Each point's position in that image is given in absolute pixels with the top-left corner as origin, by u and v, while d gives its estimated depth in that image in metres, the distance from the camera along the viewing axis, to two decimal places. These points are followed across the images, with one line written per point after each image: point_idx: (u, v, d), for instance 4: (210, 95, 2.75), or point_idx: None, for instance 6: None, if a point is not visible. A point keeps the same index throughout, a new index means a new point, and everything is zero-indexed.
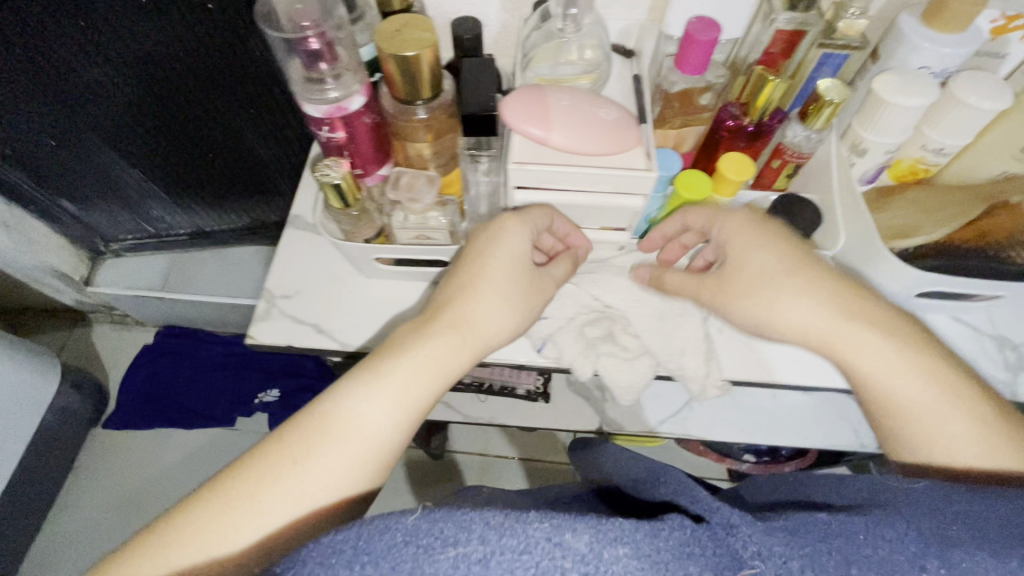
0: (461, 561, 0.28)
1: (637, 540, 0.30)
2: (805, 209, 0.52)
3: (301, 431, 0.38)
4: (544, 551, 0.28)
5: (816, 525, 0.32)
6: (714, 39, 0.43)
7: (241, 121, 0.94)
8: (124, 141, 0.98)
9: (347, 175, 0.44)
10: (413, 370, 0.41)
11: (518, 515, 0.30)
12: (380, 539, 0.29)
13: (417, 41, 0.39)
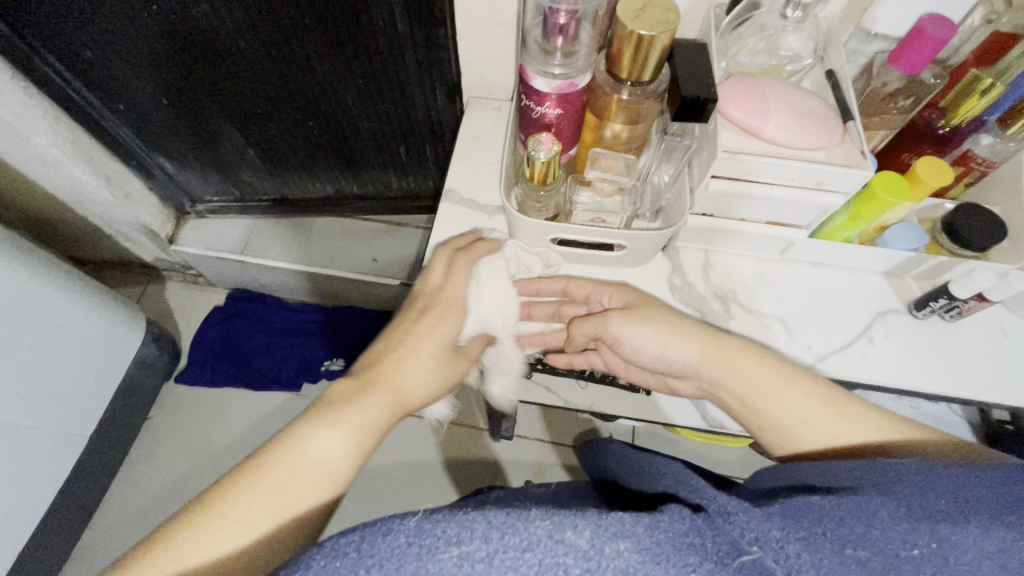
0: (464, 560, 0.28)
1: (637, 534, 0.30)
2: (996, 220, 0.50)
3: (259, 478, 0.37)
4: (545, 549, 0.28)
5: (810, 507, 0.31)
6: (946, 37, 0.43)
7: (351, 90, 0.93)
8: (234, 101, 0.98)
9: (553, 154, 0.44)
10: (363, 414, 0.42)
11: (519, 515, 0.30)
12: (380, 543, 0.29)
13: (662, 23, 0.39)
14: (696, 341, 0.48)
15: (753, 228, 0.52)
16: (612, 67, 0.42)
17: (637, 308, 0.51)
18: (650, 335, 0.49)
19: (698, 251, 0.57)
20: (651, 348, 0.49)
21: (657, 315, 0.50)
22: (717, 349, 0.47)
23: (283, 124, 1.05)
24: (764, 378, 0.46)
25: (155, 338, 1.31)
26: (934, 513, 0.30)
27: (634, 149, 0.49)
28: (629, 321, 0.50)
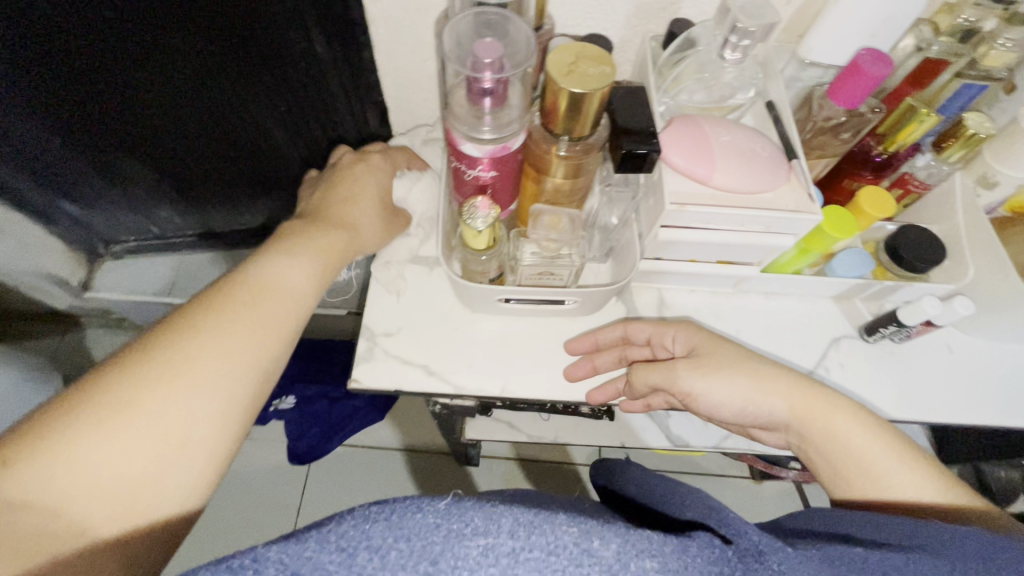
0: (490, 552, 0.25)
1: (664, 554, 0.27)
2: (934, 244, 0.51)
3: (93, 411, 0.32)
4: (571, 557, 0.25)
5: (852, 557, 0.30)
6: (883, 74, 0.41)
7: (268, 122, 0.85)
8: (136, 138, 0.88)
9: (491, 219, 0.40)
10: (229, 334, 0.37)
11: (550, 514, 0.27)
12: (409, 518, 0.26)
13: (598, 77, 0.35)
14: (782, 397, 0.44)
15: (704, 268, 0.50)
16: (547, 121, 0.39)
17: (710, 359, 0.46)
18: (730, 389, 0.44)
19: (651, 290, 0.55)
20: (729, 401, 0.45)
21: (723, 361, 0.45)
22: (810, 404, 0.43)
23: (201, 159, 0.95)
24: (850, 439, 0.42)
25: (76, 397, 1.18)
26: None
27: (576, 200, 0.46)
28: (706, 372, 0.45)
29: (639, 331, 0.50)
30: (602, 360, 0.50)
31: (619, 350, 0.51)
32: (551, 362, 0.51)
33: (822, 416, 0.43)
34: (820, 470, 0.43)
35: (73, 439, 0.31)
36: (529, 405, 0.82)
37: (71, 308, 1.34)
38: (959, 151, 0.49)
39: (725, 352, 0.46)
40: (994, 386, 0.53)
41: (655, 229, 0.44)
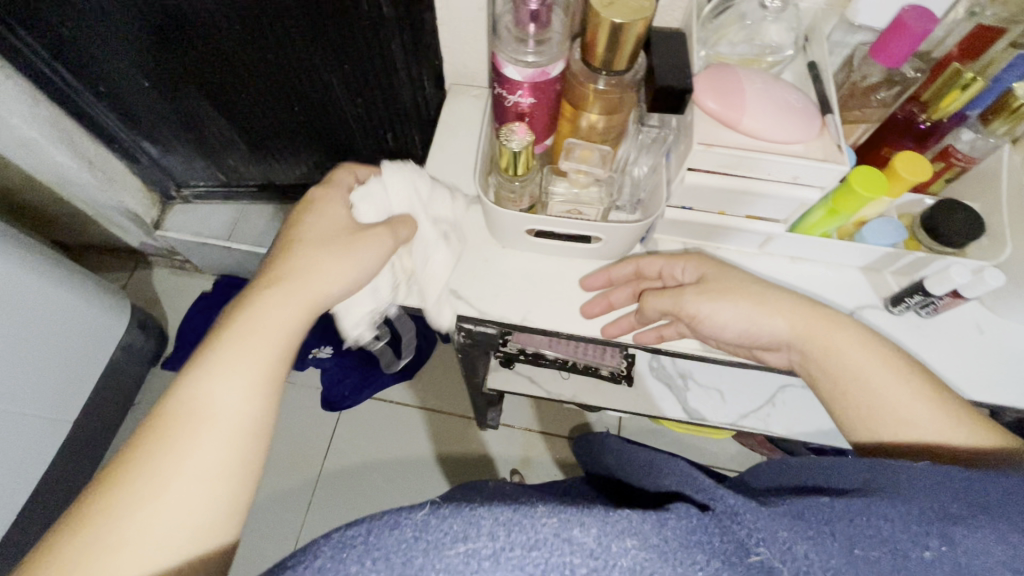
0: (472, 556, 0.29)
1: (644, 532, 0.30)
2: (972, 216, 0.50)
3: (181, 421, 0.36)
4: (553, 547, 0.29)
5: (818, 509, 0.32)
6: (928, 30, 0.42)
7: (332, 77, 0.92)
8: (215, 86, 0.96)
9: (526, 144, 0.43)
10: (275, 334, 0.41)
11: (526, 510, 0.30)
12: (389, 536, 0.30)
13: (636, 10, 0.38)
14: (791, 323, 0.47)
15: (730, 221, 0.51)
16: (586, 55, 0.42)
17: (718, 280, 0.49)
18: (750, 315, 0.47)
19: (676, 244, 0.56)
20: (738, 322, 0.48)
21: (733, 285, 0.49)
22: (812, 325, 0.46)
23: (272, 109, 1.03)
24: (851, 359, 0.45)
25: (140, 323, 1.29)
26: (947, 516, 0.31)
27: (609, 140, 0.49)
28: (719, 296, 0.48)
29: (650, 267, 0.52)
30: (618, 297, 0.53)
31: (632, 285, 0.53)
32: (573, 301, 0.54)
33: (823, 335, 0.46)
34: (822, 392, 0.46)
35: (173, 449, 0.35)
36: (551, 362, 0.85)
37: (142, 245, 1.46)
38: (1006, 123, 0.48)
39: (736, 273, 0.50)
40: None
41: (683, 172, 0.46)
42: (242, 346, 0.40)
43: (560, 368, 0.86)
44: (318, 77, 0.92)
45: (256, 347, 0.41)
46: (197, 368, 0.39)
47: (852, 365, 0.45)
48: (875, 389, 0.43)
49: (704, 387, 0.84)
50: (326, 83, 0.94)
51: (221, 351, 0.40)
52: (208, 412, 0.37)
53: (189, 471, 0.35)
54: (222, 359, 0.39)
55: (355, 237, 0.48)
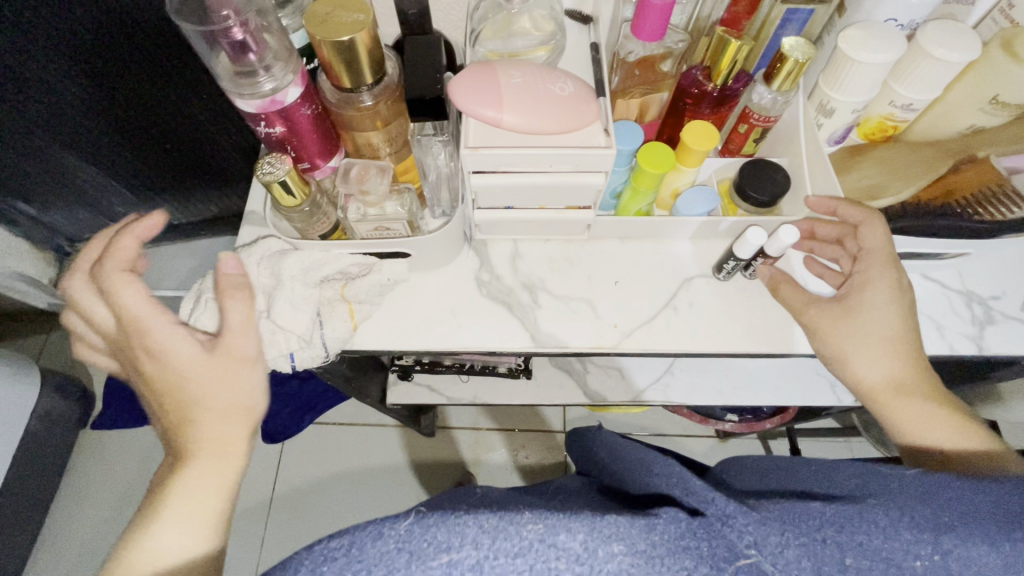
0: (453, 569, 0.25)
1: (632, 536, 0.26)
2: (778, 176, 0.51)
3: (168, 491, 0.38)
4: (536, 554, 0.25)
5: (811, 516, 0.28)
6: (668, 2, 0.41)
7: (195, 104, 0.84)
8: (83, 142, 0.85)
9: (291, 172, 0.42)
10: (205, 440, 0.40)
11: (512, 515, 0.26)
12: (369, 546, 0.25)
13: (350, 25, 0.37)
14: (899, 359, 0.45)
15: (548, 214, 0.51)
16: (329, 76, 0.40)
17: (864, 307, 0.46)
18: (850, 355, 0.46)
19: (506, 242, 0.56)
20: (834, 351, 0.47)
21: (848, 326, 0.46)
22: (860, 362, 0.46)
23: (141, 152, 0.92)
24: (901, 399, 0.44)
25: (57, 388, 1.22)
26: (938, 523, 0.27)
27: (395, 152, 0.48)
28: (834, 335, 0.46)
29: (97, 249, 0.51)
30: (805, 295, 0.49)
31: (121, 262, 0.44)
32: (402, 320, 0.52)
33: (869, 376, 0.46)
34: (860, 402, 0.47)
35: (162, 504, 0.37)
36: (450, 368, 0.86)
37: (50, 306, 1.38)
38: (785, 82, 0.48)
39: (879, 308, 0.46)
40: None
41: (467, 176, 0.45)
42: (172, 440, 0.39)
43: (460, 372, 0.88)
44: (174, 107, 0.83)
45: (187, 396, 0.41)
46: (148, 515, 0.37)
47: (890, 410, 0.45)
48: (907, 427, 0.44)
49: (605, 368, 0.84)
50: (187, 113, 0.86)
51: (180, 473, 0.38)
52: (149, 565, 0.34)
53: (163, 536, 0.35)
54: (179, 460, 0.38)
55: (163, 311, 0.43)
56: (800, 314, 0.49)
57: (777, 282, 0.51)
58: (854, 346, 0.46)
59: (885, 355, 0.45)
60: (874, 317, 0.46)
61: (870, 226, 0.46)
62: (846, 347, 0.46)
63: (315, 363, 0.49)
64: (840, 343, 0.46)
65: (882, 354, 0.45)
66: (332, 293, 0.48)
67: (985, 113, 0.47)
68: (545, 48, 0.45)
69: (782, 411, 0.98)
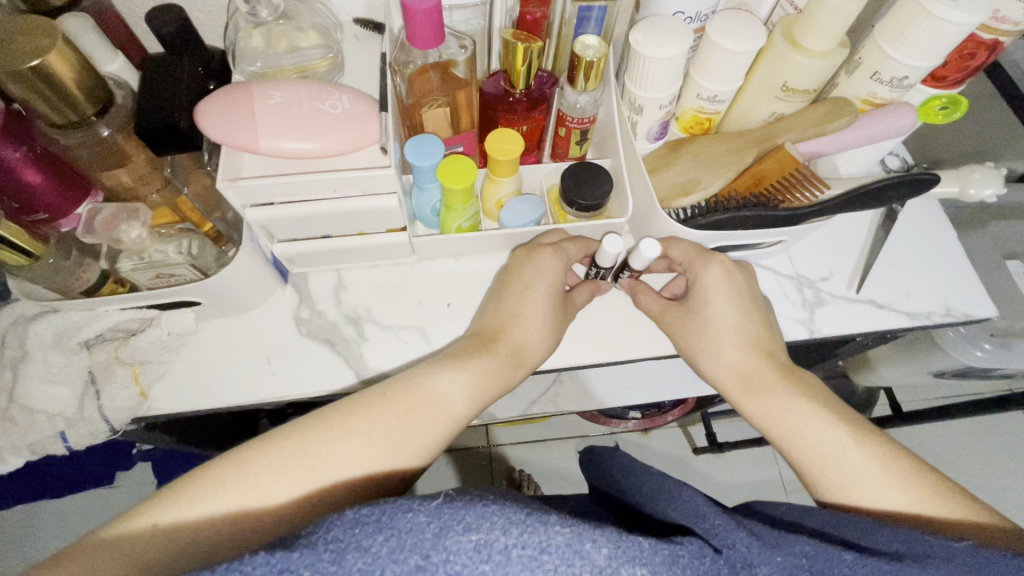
0: (483, 548, 0.25)
1: (654, 562, 0.26)
2: (600, 179, 0.49)
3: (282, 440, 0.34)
4: (562, 556, 0.25)
5: (838, 565, 0.28)
6: (432, 6, 0.38)
7: None
8: None
9: (8, 224, 0.35)
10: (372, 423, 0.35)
11: (541, 514, 0.26)
12: (402, 518, 0.25)
13: (32, 50, 0.31)
14: (752, 354, 0.44)
15: (360, 241, 0.46)
16: (34, 112, 0.34)
17: (704, 307, 0.46)
18: (705, 354, 0.46)
19: (327, 273, 0.51)
20: (688, 353, 0.47)
21: (698, 327, 0.46)
22: (772, 401, 0.42)
23: None
24: (807, 438, 0.40)
25: None
26: None
27: (159, 191, 0.42)
28: (683, 333, 0.47)
29: None
30: (654, 299, 0.49)
31: None
32: (204, 375, 0.46)
33: (789, 421, 0.41)
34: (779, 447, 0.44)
35: (269, 452, 0.33)
36: None
37: None
38: (587, 81, 0.46)
39: (718, 309, 0.45)
40: None
41: (241, 211, 0.40)
42: (389, 424, 0.35)
43: None
44: None
45: (438, 411, 0.37)
46: (261, 448, 0.33)
47: (820, 464, 0.39)
48: (837, 477, 0.38)
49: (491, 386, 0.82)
50: None
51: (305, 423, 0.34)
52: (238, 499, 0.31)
53: (254, 478, 0.32)
54: (331, 429, 0.34)
55: (511, 290, 0.46)
56: (659, 320, 0.49)
57: (636, 289, 0.51)
58: (715, 350, 0.45)
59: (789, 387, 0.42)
60: (729, 315, 0.45)
61: (673, 245, 0.46)
62: (704, 350, 0.46)
63: (97, 439, 0.42)
64: (700, 347, 0.46)
65: (744, 356, 0.44)
66: (105, 357, 0.42)
67: (782, 100, 0.47)
68: (319, 63, 0.41)
69: (681, 403, 0.98)
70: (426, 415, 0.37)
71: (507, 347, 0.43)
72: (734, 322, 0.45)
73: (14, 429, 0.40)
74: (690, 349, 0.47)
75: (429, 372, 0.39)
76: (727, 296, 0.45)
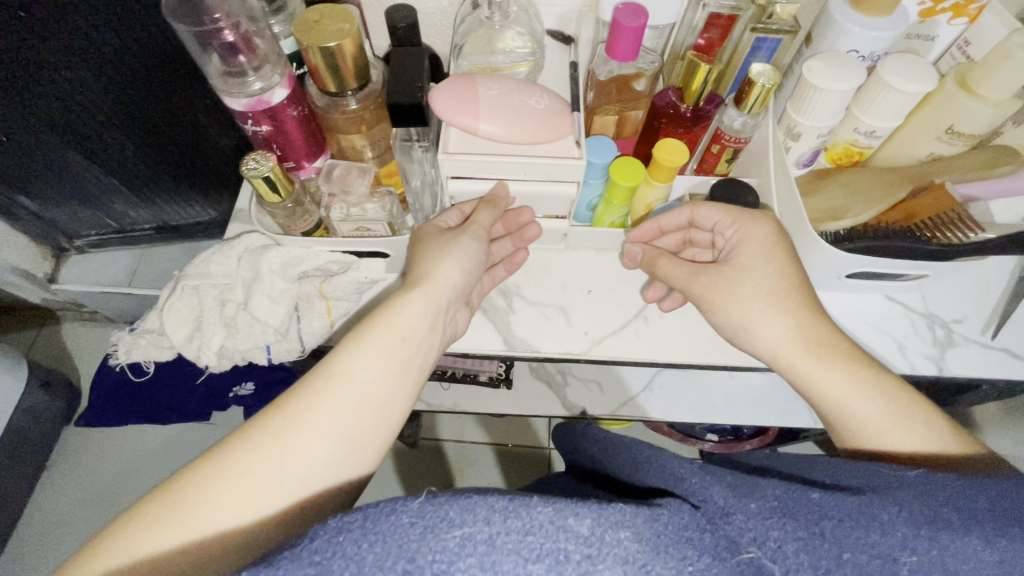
0: (467, 542, 0.25)
1: (637, 524, 0.27)
2: (747, 196, 0.52)
3: (252, 441, 0.35)
4: (547, 534, 0.25)
5: (807, 505, 0.29)
6: (640, 25, 0.44)
7: (196, 107, 0.89)
8: (82, 137, 0.87)
9: (276, 168, 0.44)
10: (345, 389, 0.38)
11: (524, 498, 0.26)
12: (384, 520, 0.25)
13: (336, 33, 0.39)
14: (784, 318, 0.46)
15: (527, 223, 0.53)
16: (316, 79, 0.42)
17: (743, 271, 0.48)
18: (747, 316, 0.47)
19: None
20: (732, 323, 0.49)
21: (747, 287, 0.48)
22: (794, 351, 0.46)
23: (138, 149, 0.93)
24: (844, 403, 0.43)
25: (43, 382, 1.13)
26: (936, 520, 0.28)
27: (378, 157, 0.50)
28: (720, 300, 0.48)
29: None
30: (682, 266, 0.50)
31: None
32: None
33: (803, 367, 0.45)
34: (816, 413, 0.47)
35: (248, 461, 0.34)
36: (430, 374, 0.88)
37: (43, 301, 1.30)
38: (755, 105, 0.50)
39: (758, 269, 0.48)
40: None
41: (445, 181, 0.48)
42: (352, 386, 0.38)
43: (441, 379, 0.91)
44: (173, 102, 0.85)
45: (395, 335, 0.41)
46: (229, 454, 0.35)
47: (833, 396, 0.44)
48: (847, 413, 0.43)
49: (584, 382, 0.88)
50: (188, 112, 0.89)
51: (247, 434, 0.35)
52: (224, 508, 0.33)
53: (243, 492, 0.33)
54: (290, 421, 0.36)
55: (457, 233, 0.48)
56: (688, 284, 0.50)
57: (653, 259, 0.52)
58: (760, 315, 0.47)
59: (814, 347, 0.45)
60: (763, 280, 0.47)
61: (700, 208, 0.50)
62: (742, 316, 0.48)
63: (291, 356, 0.50)
64: (747, 315, 0.47)
65: (788, 325, 0.46)
66: (309, 289, 0.49)
67: (944, 142, 0.50)
68: (525, 64, 0.48)
69: (761, 433, 0.98)
70: (390, 356, 0.40)
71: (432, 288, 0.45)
72: (783, 297, 0.47)
73: (235, 335, 0.48)
74: (731, 319, 0.48)
75: (375, 325, 0.41)
76: (766, 261, 0.48)
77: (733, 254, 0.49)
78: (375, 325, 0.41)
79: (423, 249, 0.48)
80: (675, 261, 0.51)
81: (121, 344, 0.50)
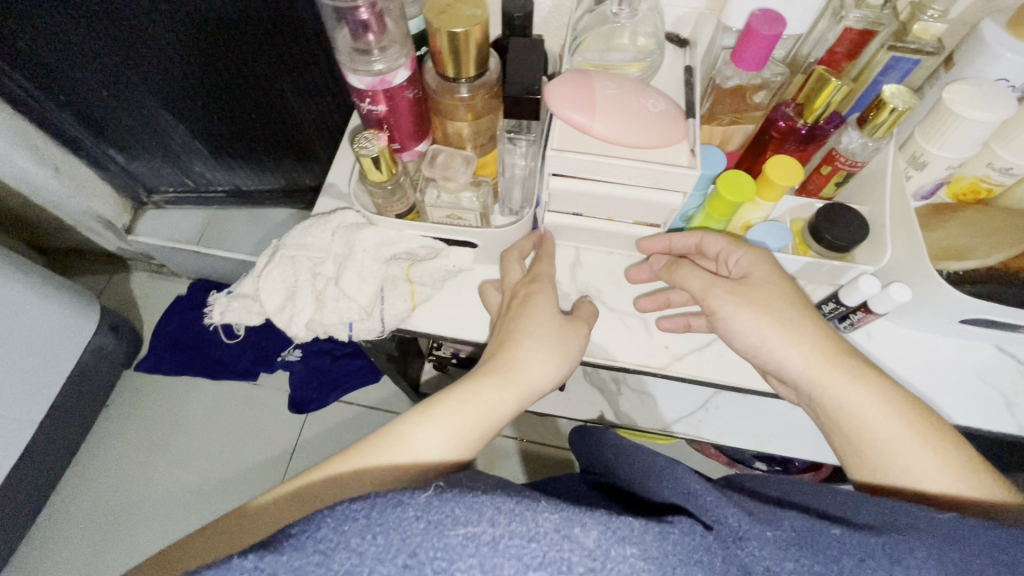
0: (470, 541, 0.27)
1: (645, 542, 0.28)
2: (856, 222, 0.49)
3: (364, 449, 0.38)
4: (551, 542, 0.27)
5: (828, 540, 0.30)
6: (776, 35, 0.41)
7: (286, 82, 0.90)
8: (175, 96, 0.90)
9: (385, 149, 0.43)
10: (441, 432, 0.38)
11: (530, 503, 0.29)
12: (390, 513, 0.28)
13: (467, 19, 0.39)
14: (800, 341, 0.43)
15: (616, 227, 0.51)
16: (436, 64, 0.42)
17: (760, 289, 0.45)
18: (763, 329, 0.44)
19: (569, 248, 0.56)
20: (754, 336, 0.45)
21: (769, 299, 0.44)
22: (823, 369, 0.43)
23: (225, 112, 0.96)
24: (867, 418, 0.41)
25: (112, 326, 1.19)
26: (965, 569, 0.29)
27: (480, 146, 0.49)
28: (737, 308, 0.45)
29: None
30: (704, 275, 0.47)
31: None
32: (457, 307, 0.53)
33: (828, 392, 0.42)
34: (832, 434, 0.44)
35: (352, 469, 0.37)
36: None
37: (118, 249, 1.36)
38: (879, 129, 0.47)
39: (774, 287, 0.45)
40: (908, 379, 0.51)
41: (547, 178, 0.46)
42: (448, 425, 0.39)
43: None
44: (265, 71, 0.87)
45: (476, 414, 0.40)
46: (340, 463, 0.38)
47: (859, 419, 0.41)
48: (870, 432, 0.41)
49: (638, 393, 0.86)
50: (275, 85, 0.90)
51: (361, 448, 0.38)
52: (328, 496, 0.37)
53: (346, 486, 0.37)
54: (392, 445, 0.38)
55: (570, 329, 0.47)
56: (702, 296, 0.47)
57: (674, 267, 0.50)
58: (771, 336, 0.44)
59: (833, 364, 0.42)
60: (778, 296, 0.45)
61: (707, 238, 0.49)
62: (757, 338, 0.45)
63: (371, 335, 0.50)
64: (762, 336, 0.44)
65: (804, 348, 0.43)
66: (397, 272, 0.49)
67: None
68: (639, 65, 0.47)
69: (815, 469, 0.93)
70: (484, 411, 0.40)
71: (523, 372, 0.43)
72: (796, 311, 0.44)
73: (323, 309, 0.49)
74: (745, 340, 0.46)
75: (475, 388, 0.41)
76: (780, 281, 0.45)
77: (749, 271, 0.46)
78: (475, 385, 0.41)
79: (528, 317, 0.46)
80: (692, 271, 0.48)
81: (215, 305, 0.52)
